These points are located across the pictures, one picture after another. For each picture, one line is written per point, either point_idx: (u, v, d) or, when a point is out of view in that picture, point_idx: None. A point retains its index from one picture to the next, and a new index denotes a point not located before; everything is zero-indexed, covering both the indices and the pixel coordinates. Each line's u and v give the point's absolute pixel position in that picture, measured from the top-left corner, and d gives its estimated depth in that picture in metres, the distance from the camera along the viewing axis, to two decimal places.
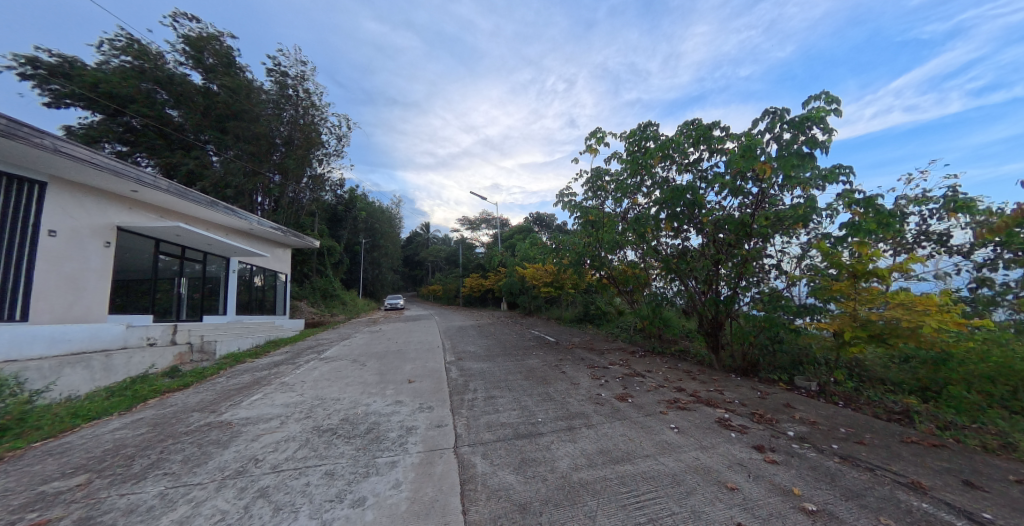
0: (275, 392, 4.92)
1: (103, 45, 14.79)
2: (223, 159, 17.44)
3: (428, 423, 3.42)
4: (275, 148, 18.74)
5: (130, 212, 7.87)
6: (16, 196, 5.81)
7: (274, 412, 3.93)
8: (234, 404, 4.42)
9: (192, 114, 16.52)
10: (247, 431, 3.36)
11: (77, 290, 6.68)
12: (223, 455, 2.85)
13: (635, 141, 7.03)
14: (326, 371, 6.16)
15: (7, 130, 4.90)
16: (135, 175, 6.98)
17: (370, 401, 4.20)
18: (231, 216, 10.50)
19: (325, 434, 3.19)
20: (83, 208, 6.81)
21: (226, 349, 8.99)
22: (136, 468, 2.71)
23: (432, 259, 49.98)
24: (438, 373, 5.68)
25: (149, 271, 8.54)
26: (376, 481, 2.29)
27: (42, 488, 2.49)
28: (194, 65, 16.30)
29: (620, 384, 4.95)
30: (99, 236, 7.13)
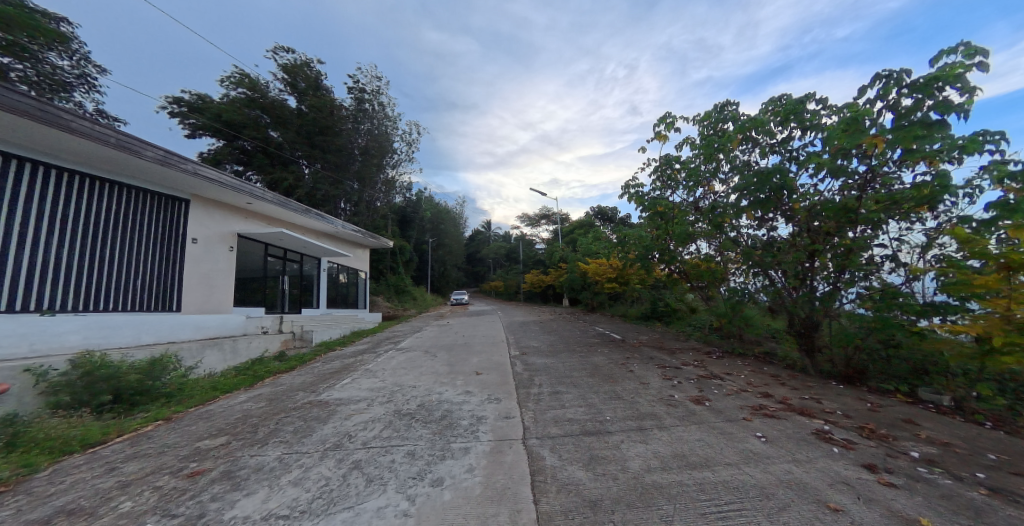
0: (360, 377, 5.48)
1: (224, 81, 17.69)
2: (312, 170, 19.68)
3: (497, 413, 3.54)
4: (355, 158, 20.73)
5: (246, 221, 9.32)
6: (172, 212, 7.32)
7: (362, 395, 4.39)
8: (330, 386, 5.04)
9: (289, 133, 19.01)
10: (340, 411, 3.80)
11: (211, 286, 8.12)
12: (323, 429, 3.28)
13: (710, 124, 6.48)
14: (402, 360, 6.70)
15: (166, 160, 6.19)
16: (249, 189, 8.25)
17: (442, 390, 4.47)
18: (321, 221, 11.92)
19: (405, 418, 3.49)
20: (212, 219, 8.21)
21: (320, 338, 10.23)
22: (259, 435, 3.23)
23: (494, 256, 51.38)
24: (503, 366, 5.83)
25: (259, 269, 10.04)
26: (452, 464, 2.45)
27: (198, 444, 3.11)
28: (290, 90, 18.78)
29: (694, 386, 4.63)
30: (224, 241, 8.57)
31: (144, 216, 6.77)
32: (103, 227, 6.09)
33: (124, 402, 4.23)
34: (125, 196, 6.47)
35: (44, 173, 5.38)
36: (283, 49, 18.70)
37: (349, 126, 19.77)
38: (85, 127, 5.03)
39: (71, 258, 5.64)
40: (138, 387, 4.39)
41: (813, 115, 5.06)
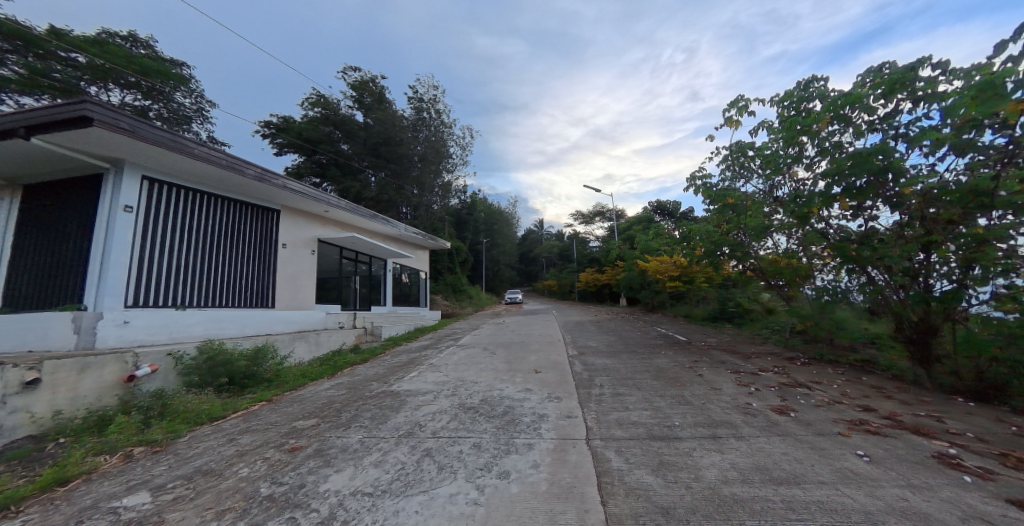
0: (425, 371, 5.80)
1: (303, 102, 19.89)
2: (377, 177, 21.19)
3: (558, 412, 3.53)
4: (414, 165, 21.99)
5: (324, 228, 10.36)
6: (268, 221, 8.40)
7: (428, 388, 4.64)
8: (400, 378, 5.42)
9: (358, 145, 20.73)
10: (410, 402, 4.07)
11: (298, 285, 9.16)
12: (396, 417, 3.54)
13: (792, 104, 5.82)
14: (462, 356, 6.99)
15: (263, 177, 7.16)
16: (326, 199, 9.16)
17: (502, 387, 4.56)
18: (386, 225, 12.85)
19: (469, 411, 3.62)
20: (297, 226, 9.26)
21: (388, 333, 11.02)
22: (342, 420, 3.58)
23: (547, 255, 51.21)
24: (562, 365, 5.80)
25: (335, 270, 11.09)
26: (517, 458, 2.50)
27: (294, 423, 3.54)
28: (358, 106, 20.51)
29: (776, 395, 4.19)
30: (307, 245, 9.60)
31: (247, 226, 7.85)
32: (217, 236, 7.19)
33: (236, 384, 4.97)
34: (233, 209, 7.57)
35: (174, 193, 6.49)
36: (351, 69, 20.46)
37: (409, 135, 21.02)
38: (203, 153, 5.99)
39: (196, 263, 6.75)
40: (246, 372, 5.10)
41: (930, 83, 4.31)
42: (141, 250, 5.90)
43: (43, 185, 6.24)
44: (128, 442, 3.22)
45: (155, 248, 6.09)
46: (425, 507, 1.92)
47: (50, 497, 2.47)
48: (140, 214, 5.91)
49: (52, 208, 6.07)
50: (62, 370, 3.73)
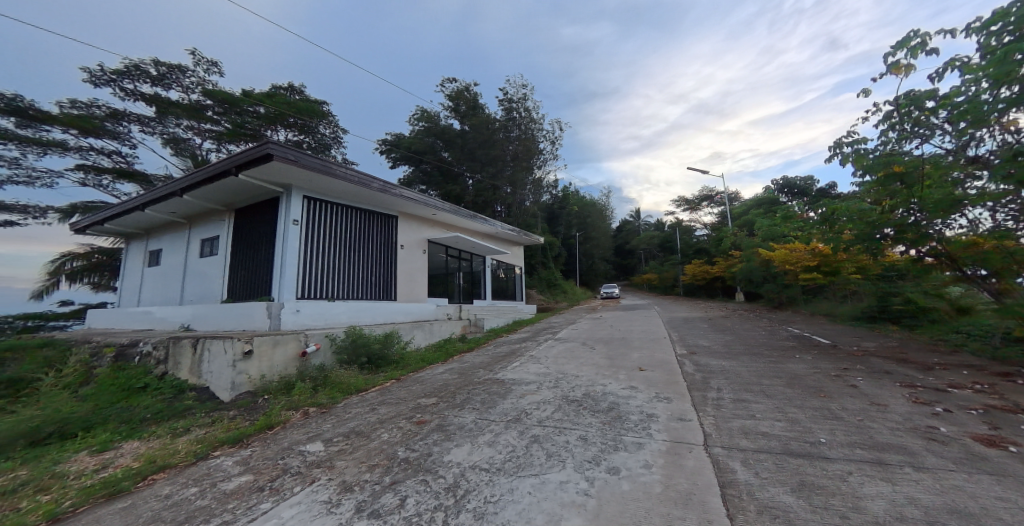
0: (527, 362, 6.01)
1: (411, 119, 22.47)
2: (474, 180, 22.59)
3: (669, 413, 3.30)
4: (507, 164, 22.82)
5: (433, 229, 11.49)
6: (390, 226, 9.70)
7: (531, 378, 4.81)
8: (504, 367, 5.75)
9: (457, 152, 22.44)
10: (515, 390, 4.28)
11: (414, 281, 10.37)
12: (504, 403, 3.77)
13: (1005, 30, 4.31)
14: (561, 350, 7.06)
15: (386, 188, 8.33)
16: (433, 203, 10.15)
17: (605, 382, 4.46)
18: (485, 224, 13.65)
19: (573, 404, 3.64)
20: (412, 229, 10.47)
21: (489, 325, 11.75)
22: (457, 401, 3.96)
23: (645, 247, 47.88)
24: (670, 364, 5.39)
25: (442, 267, 12.23)
26: (626, 456, 2.43)
27: (419, 400, 4.07)
28: (455, 115, 22.24)
29: (979, 420, 3.18)
30: (419, 246, 10.79)
31: (375, 231, 9.22)
32: (354, 240, 8.63)
33: (372, 364, 5.92)
34: (364, 217, 8.96)
35: (324, 207, 8.02)
36: (448, 81, 22.31)
37: (501, 136, 21.91)
38: (342, 172, 7.23)
39: (340, 263, 8.21)
40: (379, 354, 6.03)
41: None
42: (306, 253, 7.51)
43: (245, 208, 8.36)
44: (304, 402, 4.15)
45: (314, 251, 7.66)
46: (537, 490, 2.02)
47: (262, 438, 3.34)
48: (304, 225, 7.56)
49: (251, 224, 8.11)
50: (263, 344, 4.99)
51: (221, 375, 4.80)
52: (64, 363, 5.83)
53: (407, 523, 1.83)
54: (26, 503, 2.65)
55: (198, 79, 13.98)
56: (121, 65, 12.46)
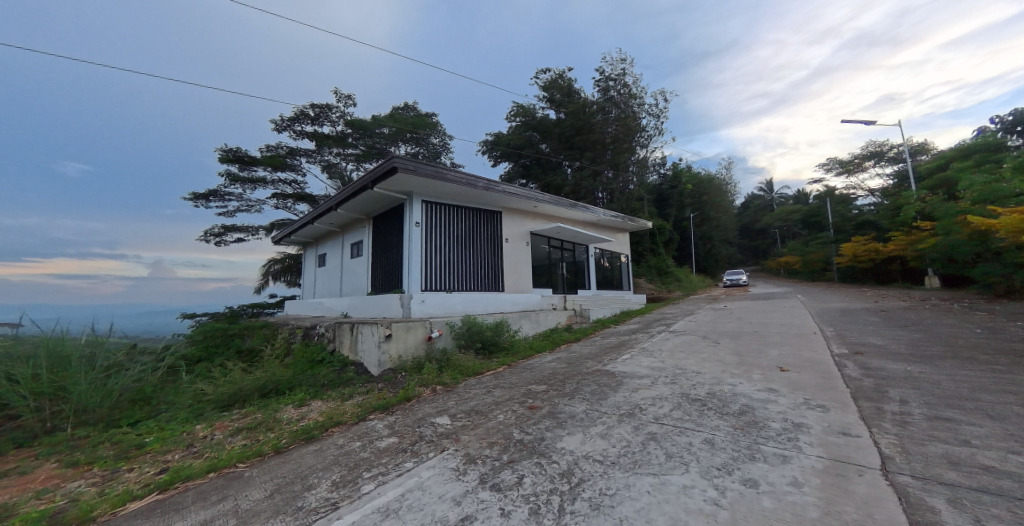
0: (639, 355, 5.68)
1: (509, 116, 23.24)
2: (574, 168, 22.18)
3: (826, 425, 2.72)
4: (608, 147, 21.72)
5: (535, 221, 11.71)
6: (495, 222, 10.24)
7: (644, 372, 4.55)
8: (613, 358, 5.56)
9: (554, 142, 22.35)
10: (627, 383, 4.10)
11: (519, 272, 10.77)
12: (615, 396, 3.66)
13: None
14: (678, 343, 6.46)
15: (489, 186, 8.80)
16: (535, 196, 10.33)
17: (735, 382, 3.93)
18: (586, 212, 13.30)
19: (695, 403, 3.31)
20: (515, 222, 10.86)
21: (596, 316, 11.49)
22: (567, 390, 4.00)
23: (782, 224, 40.12)
24: (824, 365, 4.43)
25: (546, 258, 12.40)
26: (767, 469, 2.10)
27: (530, 386, 4.24)
28: (551, 105, 22.15)
29: None
30: (523, 238, 11.12)
31: (482, 226, 9.87)
32: (465, 237, 9.41)
33: (487, 349, 6.42)
34: (472, 215, 9.66)
35: (439, 208, 8.93)
36: (542, 72, 22.31)
37: (600, 118, 20.94)
38: (452, 176, 7.90)
39: (455, 258, 9.06)
40: (492, 340, 6.49)
41: None
42: (427, 250, 8.52)
43: (380, 215, 9.88)
44: (432, 381, 4.74)
45: (433, 249, 8.63)
46: (657, 490, 1.90)
47: (403, 408, 3.94)
48: (425, 226, 8.57)
49: (385, 228, 9.57)
50: (399, 329, 5.85)
51: (370, 353, 5.83)
52: (275, 339, 7.81)
53: (526, 501, 1.94)
54: (262, 437, 3.71)
55: (340, 113, 16.97)
56: (292, 112, 15.98)
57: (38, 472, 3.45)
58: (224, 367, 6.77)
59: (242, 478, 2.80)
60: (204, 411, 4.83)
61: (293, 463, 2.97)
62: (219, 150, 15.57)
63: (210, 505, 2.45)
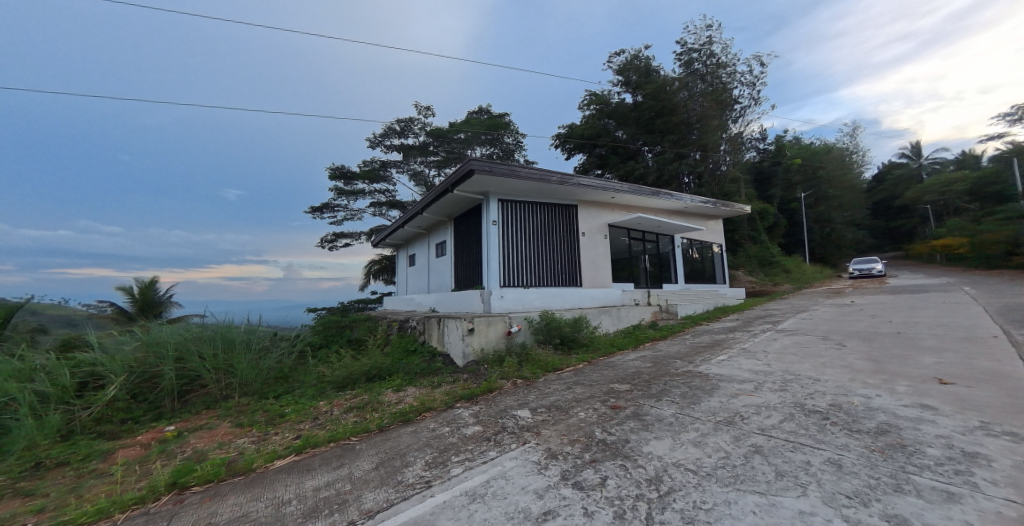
0: (739, 356, 5.05)
1: (582, 106, 22.58)
2: (654, 152, 20.65)
3: (1016, 458, 2.08)
4: (693, 126, 19.74)
5: (613, 213, 11.19)
6: (571, 216, 10.05)
7: (746, 376, 4.03)
8: (707, 359, 5.05)
9: (632, 127, 21.07)
10: (723, 387, 3.69)
11: (598, 267, 10.41)
12: (710, 401, 3.31)
13: None
14: (788, 344, 5.59)
15: (564, 179, 8.66)
16: (612, 187, 9.88)
17: (870, 394, 3.24)
18: (671, 199, 12.26)
19: (813, 415, 2.82)
20: (592, 215, 10.52)
21: (684, 312, 10.57)
22: (653, 390, 3.76)
23: (935, 198, 31.97)
24: (1008, 378, 3.41)
25: (626, 251, 11.79)
26: (922, 505, 1.68)
27: (612, 384, 4.09)
28: (626, 88, 20.94)
29: None
30: (601, 231, 10.72)
31: (558, 221, 9.78)
32: (541, 232, 9.44)
33: (566, 345, 6.37)
34: (547, 210, 9.63)
35: (514, 206, 9.10)
36: (616, 55, 21.20)
37: (683, 95, 19.13)
38: (527, 172, 7.96)
39: (531, 254, 9.15)
40: (571, 336, 6.42)
41: None
42: (505, 247, 8.76)
43: (460, 216, 10.46)
44: (513, 374, 4.86)
45: (511, 246, 8.84)
46: (765, 512, 1.66)
47: (486, 399, 4.12)
48: (502, 224, 8.82)
49: (465, 228, 10.10)
50: (481, 323, 6.13)
51: (456, 345, 6.22)
52: (376, 330, 8.82)
53: (610, 504, 1.87)
54: (369, 416, 4.22)
55: (423, 123, 18.38)
56: (383, 128, 17.80)
57: (218, 429, 4.45)
58: (338, 353, 7.87)
59: (354, 450, 3.23)
60: (325, 390, 5.68)
61: (393, 441, 3.32)
62: (329, 168, 18.09)
63: (331, 470, 2.87)
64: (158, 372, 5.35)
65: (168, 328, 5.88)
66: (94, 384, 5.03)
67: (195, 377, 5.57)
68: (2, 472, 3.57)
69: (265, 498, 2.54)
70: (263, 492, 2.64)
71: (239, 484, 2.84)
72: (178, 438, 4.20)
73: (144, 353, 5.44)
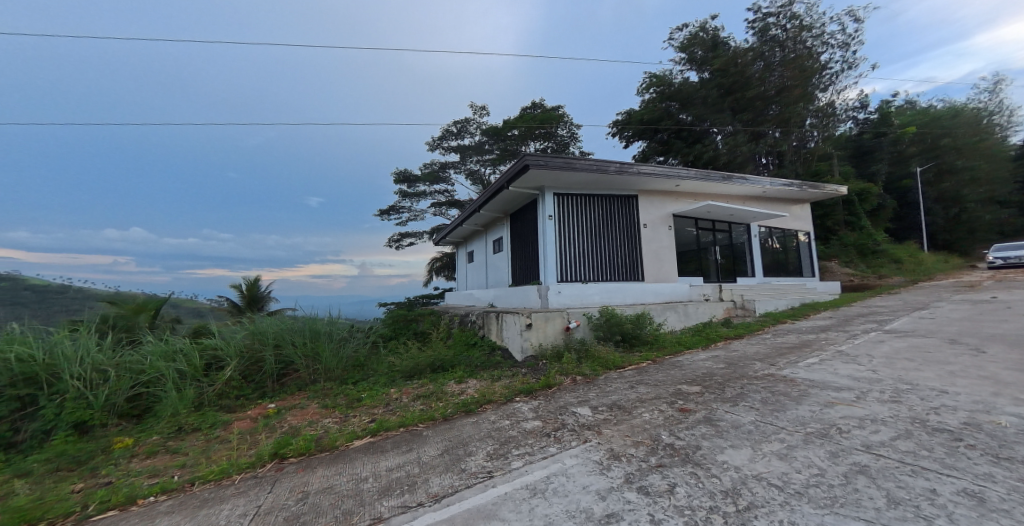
0: (834, 360, 4.42)
1: (641, 89, 21.38)
2: (724, 133, 18.85)
3: None
4: (772, 100, 17.65)
5: (677, 202, 10.45)
6: (631, 207, 9.58)
7: (844, 383, 3.50)
8: (793, 362, 4.49)
9: (698, 107, 19.45)
10: (815, 394, 3.25)
11: (662, 260, 9.80)
12: (798, 409, 2.93)
13: None
14: (900, 347, 4.75)
15: (622, 169, 8.27)
16: (676, 173, 9.22)
17: (1021, 412, 2.62)
18: (746, 184, 11.10)
19: (938, 434, 2.36)
20: (654, 205, 9.92)
21: (764, 309, 9.53)
22: (728, 394, 3.44)
23: None
24: None
25: (693, 242, 10.95)
26: None
27: (678, 386, 3.82)
28: (691, 66, 19.39)
29: None
30: (664, 222, 10.07)
31: (617, 213, 9.38)
32: (599, 226, 9.13)
33: (628, 342, 6.11)
34: (605, 202, 9.29)
35: (570, 200, 8.93)
36: (678, 31, 19.73)
37: (759, 66, 17.20)
38: (583, 164, 7.75)
39: (589, 248, 8.90)
40: (633, 333, 6.15)
41: None
42: (561, 242, 8.64)
43: (516, 212, 10.54)
44: (572, 370, 4.79)
45: (567, 240, 8.69)
46: None
47: (545, 394, 4.11)
48: (558, 218, 8.72)
49: (521, 224, 10.15)
50: (539, 319, 6.13)
51: (514, 339, 6.31)
52: (439, 324, 9.26)
53: (680, 513, 1.75)
54: (434, 404, 4.46)
55: (478, 123, 18.82)
56: (442, 130, 18.56)
57: (308, 408, 5.03)
58: (406, 345, 8.42)
59: (422, 436, 3.43)
60: (395, 378, 6.11)
61: (457, 430, 3.46)
62: (395, 173, 19.37)
63: (402, 453, 3.08)
64: (262, 357, 6.18)
65: (269, 320, 6.74)
66: (216, 365, 5.90)
67: (290, 363, 6.33)
68: (156, 433, 4.40)
69: (347, 474, 2.81)
70: (345, 468, 2.92)
71: (326, 458, 3.17)
72: (278, 415, 4.83)
73: (251, 340, 6.29)
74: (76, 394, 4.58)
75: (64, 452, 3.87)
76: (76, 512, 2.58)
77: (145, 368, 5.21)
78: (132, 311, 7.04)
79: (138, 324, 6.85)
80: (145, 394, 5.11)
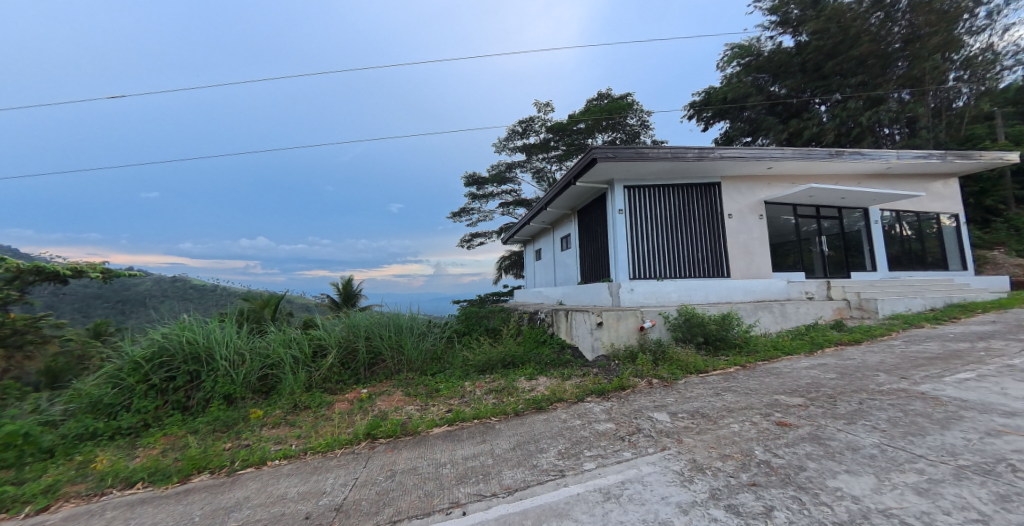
0: (1000, 376, 3.49)
1: (722, 64, 19.33)
2: (831, 103, 16.14)
3: None
4: (896, 56, 14.63)
5: (771, 187, 9.21)
6: (713, 196, 8.70)
7: (1017, 407, 2.74)
8: (935, 376, 3.65)
9: (794, 77, 16.96)
10: (972, 419, 2.60)
11: (752, 254, 8.74)
12: (946, 435, 2.38)
13: None
14: None
15: (701, 154, 7.55)
16: (768, 155, 8.12)
17: None
18: (862, 160, 9.33)
19: None
20: (741, 192, 8.87)
21: (891, 309, 7.93)
22: (841, 410, 2.94)
23: None
24: None
25: (792, 233, 9.56)
26: None
27: (777, 396, 3.37)
28: (784, 29, 16.99)
29: None
30: (754, 211, 8.96)
31: (696, 203, 8.61)
32: (676, 218, 8.47)
33: (711, 344, 5.58)
34: (681, 192, 8.59)
35: (642, 192, 8.43)
36: None
37: (876, 18, 14.39)
38: (656, 152, 7.25)
39: (664, 242, 8.32)
40: (718, 335, 5.60)
41: None
42: (633, 237, 8.23)
43: (584, 208, 10.28)
44: (648, 372, 4.53)
45: (640, 234, 8.25)
46: None
47: (619, 396, 3.96)
48: (629, 212, 8.31)
49: (589, 219, 9.89)
50: (610, 317, 5.92)
51: (585, 338, 6.20)
52: (509, 321, 9.48)
53: None
54: (506, 399, 4.58)
55: (543, 120, 18.76)
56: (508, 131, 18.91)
57: (395, 395, 5.54)
58: (478, 340, 8.78)
59: (495, 429, 3.54)
60: (470, 372, 6.41)
61: (529, 425, 3.51)
62: (465, 176, 20.27)
63: (477, 443, 3.22)
64: (356, 346, 6.94)
65: (361, 314, 7.56)
66: (321, 353, 6.77)
67: (378, 354, 7.01)
68: (279, 407, 5.23)
69: (429, 457, 3.02)
70: (427, 452, 3.15)
71: (410, 442, 3.45)
72: (371, 399, 5.39)
73: (347, 332, 7.12)
74: (225, 371, 5.62)
75: (219, 417, 4.82)
76: (228, 465, 3.19)
77: (270, 353, 6.18)
78: (260, 306, 8.52)
79: (264, 316, 8.25)
80: (271, 374, 6.07)
